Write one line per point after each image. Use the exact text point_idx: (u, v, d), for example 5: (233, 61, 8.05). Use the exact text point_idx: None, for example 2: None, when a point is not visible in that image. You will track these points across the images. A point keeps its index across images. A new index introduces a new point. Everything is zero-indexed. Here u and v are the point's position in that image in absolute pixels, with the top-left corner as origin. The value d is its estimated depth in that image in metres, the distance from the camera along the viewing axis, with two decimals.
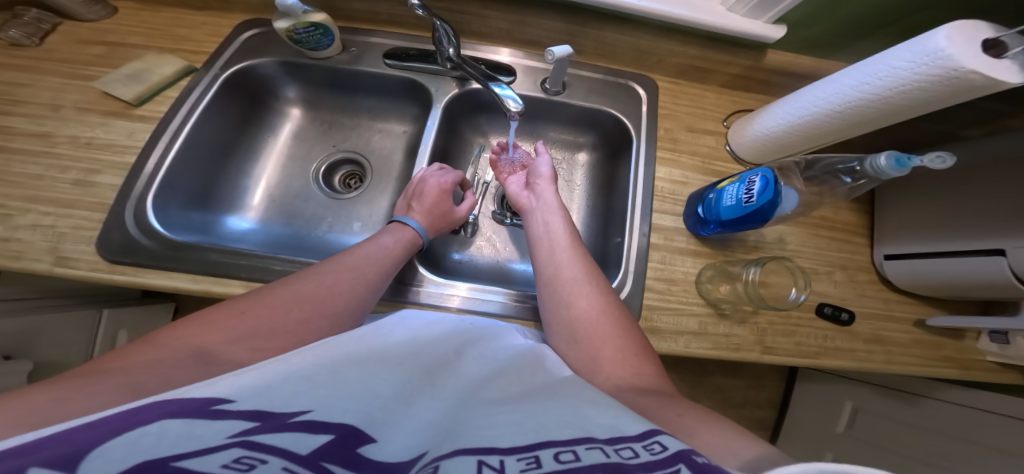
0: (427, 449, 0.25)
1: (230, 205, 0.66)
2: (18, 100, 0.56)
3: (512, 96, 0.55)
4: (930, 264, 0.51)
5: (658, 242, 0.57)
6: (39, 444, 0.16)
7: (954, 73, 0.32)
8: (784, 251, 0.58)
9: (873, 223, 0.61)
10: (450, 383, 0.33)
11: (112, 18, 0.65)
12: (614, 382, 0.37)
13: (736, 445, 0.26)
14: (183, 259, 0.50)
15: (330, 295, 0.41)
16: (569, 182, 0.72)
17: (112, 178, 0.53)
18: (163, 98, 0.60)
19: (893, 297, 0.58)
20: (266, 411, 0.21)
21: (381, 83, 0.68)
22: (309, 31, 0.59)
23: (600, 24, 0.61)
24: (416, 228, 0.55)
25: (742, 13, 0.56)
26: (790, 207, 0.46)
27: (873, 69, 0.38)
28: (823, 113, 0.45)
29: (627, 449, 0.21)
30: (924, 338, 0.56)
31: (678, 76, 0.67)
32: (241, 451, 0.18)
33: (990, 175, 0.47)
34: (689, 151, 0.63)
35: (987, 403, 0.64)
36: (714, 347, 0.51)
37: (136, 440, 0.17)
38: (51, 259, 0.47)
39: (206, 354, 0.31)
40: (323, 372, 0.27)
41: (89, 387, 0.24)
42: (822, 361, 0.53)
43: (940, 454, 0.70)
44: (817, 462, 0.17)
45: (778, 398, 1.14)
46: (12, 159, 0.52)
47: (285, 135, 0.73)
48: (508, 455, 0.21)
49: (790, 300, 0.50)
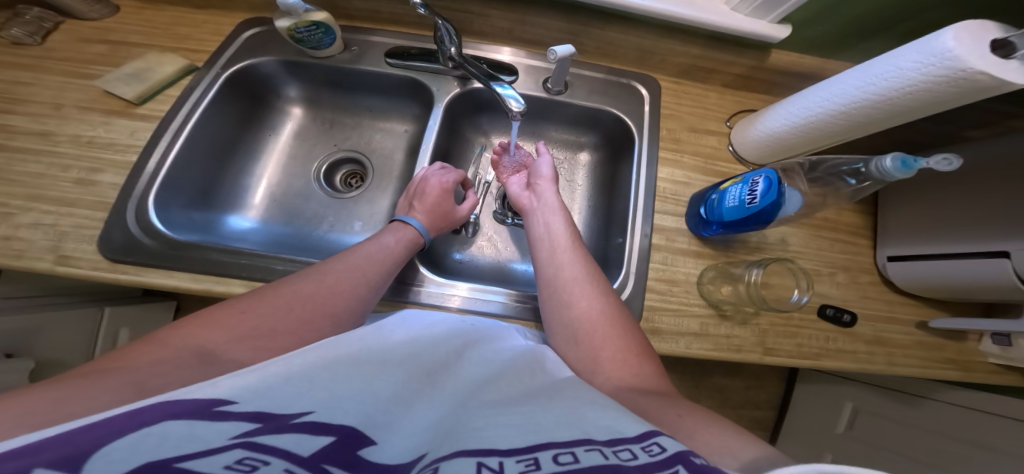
0: (426, 451, 0.24)
1: (231, 204, 0.66)
2: (20, 99, 0.56)
3: (513, 95, 0.54)
4: (933, 265, 0.51)
5: (659, 243, 0.56)
6: (43, 444, 0.16)
7: (963, 74, 0.32)
8: (785, 253, 0.58)
9: (875, 224, 0.61)
10: (450, 385, 0.33)
11: (113, 17, 0.65)
12: (614, 383, 0.37)
13: (736, 446, 0.25)
14: (184, 258, 0.49)
15: (331, 295, 0.41)
16: (570, 182, 0.72)
17: (113, 176, 0.53)
18: (163, 97, 0.59)
19: (895, 299, 0.58)
20: (268, 412, 0.21)
21: (382, 82, 0.68)
22: (310, 30, 0.58)
23: (603, 23, 0.61)
24: (417, 227, 0.54)
25: (746, 12, 0.55)
26: (793, 209, 0.45)
27: (879, 69, 0.38)
28: (827, 114, 0.44)
29: (626, 450, 0.21)
30: (926, 340, 0.56)
31: (681, 75, 0.67)
32: (243, 452, 0.18)
33: (995, 176, 0.46)
34: (691, 151, 0.62)
35: (987, 404, 0.63)
36: (715, 348, 0.51)
37: (140, 441, 0.17)
38: (52, 258, 0.47)
39: (207, 354, 0.31)
40: (323, 373, 0.27)
41: (90, 387, 0.24)
42: (823, 362, 0.52)
43: (942, 456, 0.69)
44: (816, 464, 0.16)
45: (778, 399, 1.13)
46: (14, 158, 0.52)
47: (286, 134, 0.73)
48: (508, 457, 0.21)
49: (792, 302, 0.50)
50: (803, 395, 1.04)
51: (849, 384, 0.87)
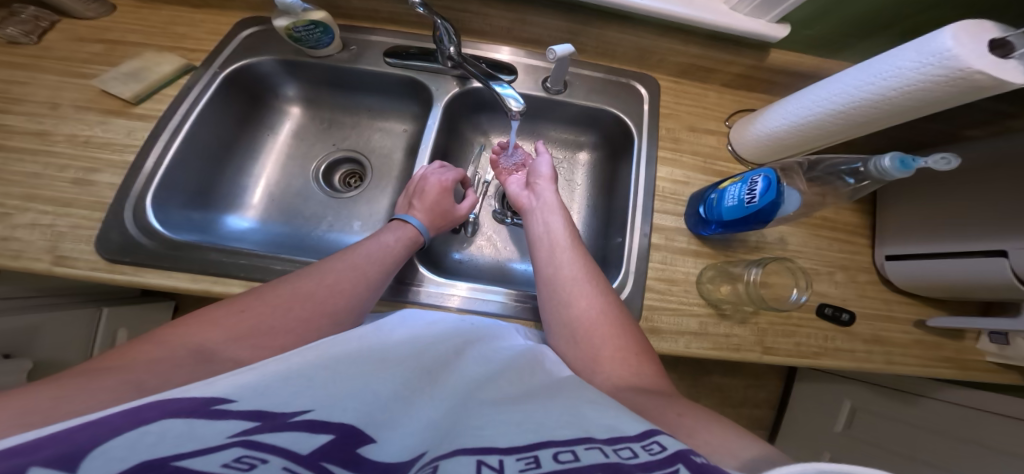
0: (426, 449, 0.24)
1: (230, 204, 0.66)
2: (16, 99, 0.56)
3: (512, 95, 0.54)
4: (931, 264, 0.51)
5: (658, 242, 0.56)
6: (41, 443, 0.16)
7: (961, 73, 0.32)
8: (784, 252, 0.58)
9: (873, 223, 0.61)
10: (451, 383, 0.33)
11: (110, 16, 0.65)
12: (614, 382, 0.37)
13: (736, 445, 0.25)
14: (183, 258, 0.49)
15: (331, 294, 0.41)
16: (569, 182, 0.72)
17: (110, 176, 0.53)
18: (161, 97, 0.59)
19: (894, 298, 0.58)
20: (266, 410, 0.21)
21: (381, 82, 0.68)
22: (309, 29, 0.58)
23: (602, 22, 0.60)
24: (416, 226, 0.54)
25: (745, 12, 0.56)
26: (792, 208, 0.45)
27: (878, 69, 0.38)
28: (826, 113, 0.45)
29: (626, 449, 0.21)
30: (925, 339, 0.56)
31: (680, 75, 0.67)
32: (242, 451, 0.18)
33: (992, 176, 0.46)
34: (690, 150, 0.63)
35: (984, 402, 0.64)
36: (714, 347, 0.51)
37: (136, 440, 0.17)
38: (49, 258, 0.47)
39: (207, 353, 0.31)
40: (322, 371, 0.27)
41: (89, 386, 0.24)
42: (821, 361, 0.53)
43: (941, 454, 0.70)
44: (816, 462, 0.16)
45: (777, 398, 1.14)
46: (11, 158, 0.52)
47: (285, 134, 0.73)
48: (508, 455, 0.21)
49: (792, 301, 0.49)
50: (803, 393, 1.04)
51: (848, 383, 0.88)
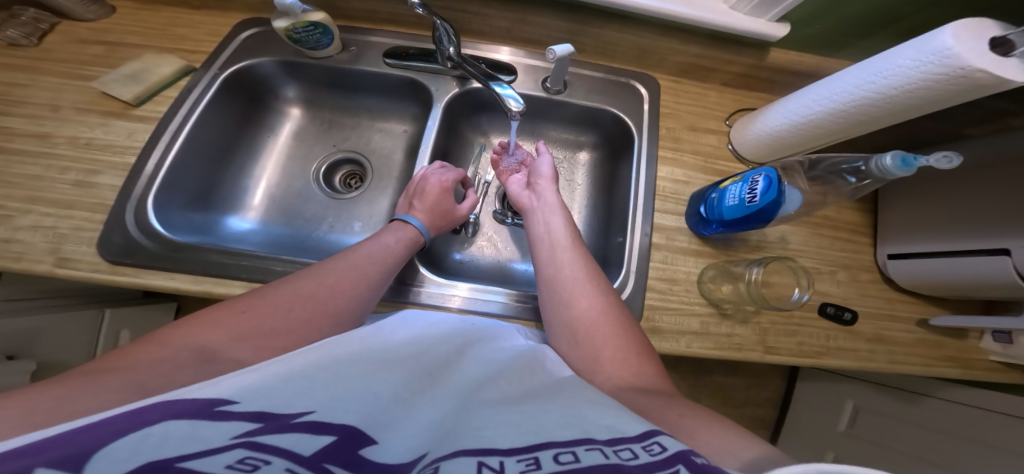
0: (427, 450, 0.24)
1: (231, 205, 0.66)
2: (17, 101, 0.56)
3: (512, 96, 0.54)
4: (933, 263, 0.51)
5: (658, 242, 0.56)
6: (45, 444, 0.16)
7: (961, 72, 0.31)
8: (786, 251, 0.58)
9: (874, 222, 0.61)
10: (451, 384, 0.33)
11: (110, 17, 0.65)
12: (614, 382, 0.37)
13: (737, 445, 0.25)
14: (184, 259, 0.49)
15: (331, 295, 0.41)
16: (569, 182, 0.72)
17: (112, 178, 0.53)
18: (162, 98, 0.59)
19: (896, 297, 0.58)
20: (268, 411, 0.21)
21: (381, 82, 0.68)
22: (309, 31, 0.58)
23: (601, 22, 0.60)
24: (417, 226, 0.54)
25: (744, 11, 0.56)
26: (793, 208, 0.45)
27: (878, 67, 0.38)
28: (827, 112, 0.44)
29: (626, 450, 0.21)
30: (927, 338, 0.56)
31: (680, 74, 0.67)
32: (245, 452, 0.18)
33: (994, 174, 0.46)
34: (691, 150, 0.62)
35: (988, 401, 0.63)
36: (715, 347, 0.51)
37: (139, 441, 0.17)
38: (51, 260, 0.47)
39: (209, 354, 0.31)
40: (323, 372, 0.27)
41: (92, 387, 0.24)
42: (823, 360, 0.52)
43: (944, 454, 0.69)
44: (817, 464, 0.16)
45: (779, 398, 1.14)
46: (13, 160, 0.52)
47: (285, 135, 0.73)
48: (508, 456, 0.21)
49: (793, 300, 0.49)
50: (805, 393, 1.04)
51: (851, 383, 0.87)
